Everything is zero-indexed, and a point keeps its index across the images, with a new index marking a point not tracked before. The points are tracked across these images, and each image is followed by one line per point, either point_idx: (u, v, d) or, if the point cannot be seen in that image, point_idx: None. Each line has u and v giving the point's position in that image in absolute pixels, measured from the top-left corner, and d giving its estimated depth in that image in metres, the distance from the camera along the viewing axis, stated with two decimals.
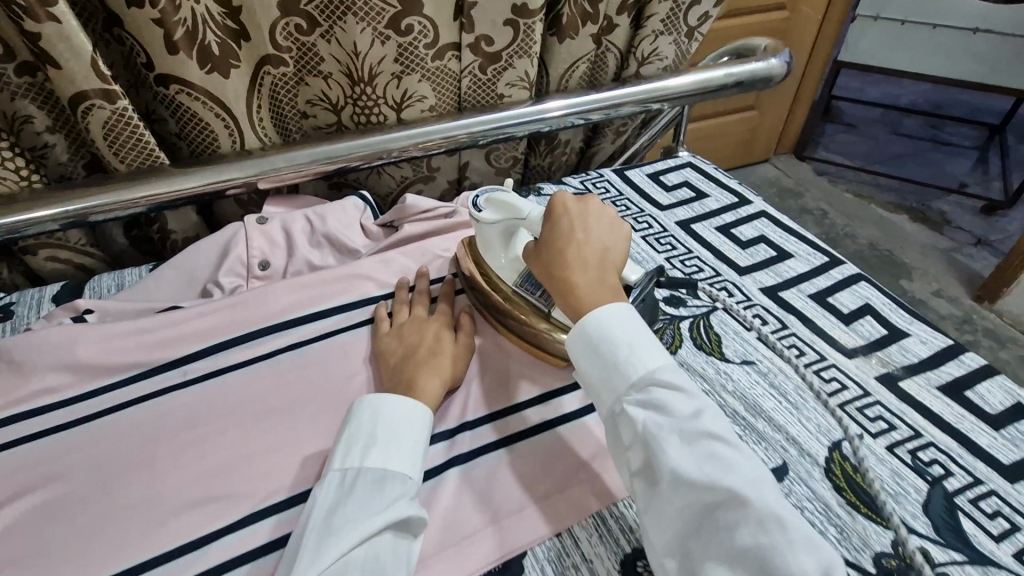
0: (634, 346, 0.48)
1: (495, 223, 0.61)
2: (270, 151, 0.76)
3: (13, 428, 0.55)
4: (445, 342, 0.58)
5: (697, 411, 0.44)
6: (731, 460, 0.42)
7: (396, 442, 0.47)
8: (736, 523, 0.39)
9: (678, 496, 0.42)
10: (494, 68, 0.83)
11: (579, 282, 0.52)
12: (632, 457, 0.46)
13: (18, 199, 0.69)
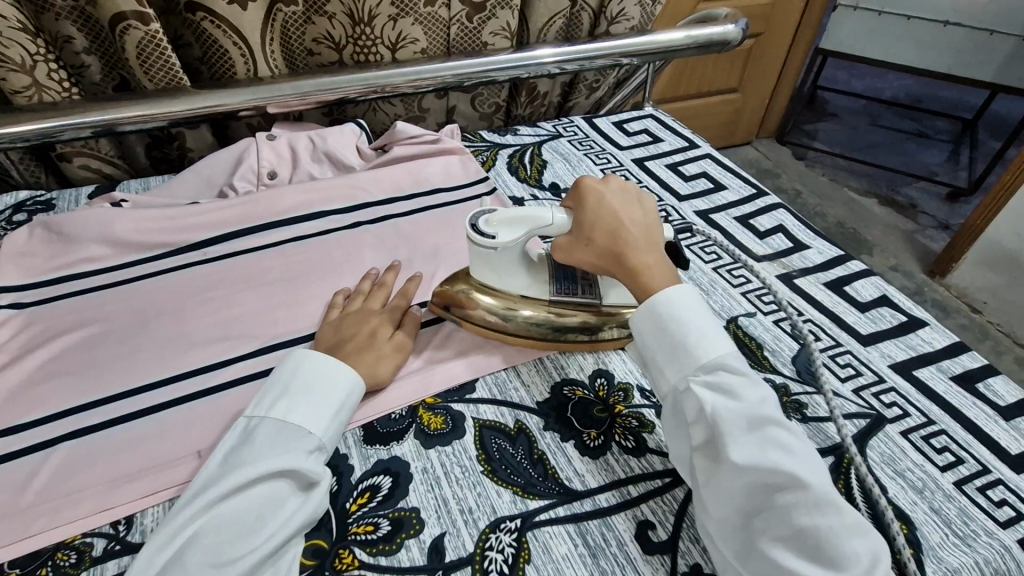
0: (702, 330, 0.48)
1: (513, 242, 0.55)
2: (278, 78, 0.86)
3: (64, 284, 0.66)
4: (381, 338, 0.56)
5: (763, 398, 0.44)
6: (792, 446, 0.43)
7: (306, 395, 0.48)
8: (793, 504, 0.40)
9: (742, 477, 0.42)
10: (479, 17, 0.95)
11: (645, 262, 0.52)
12: (694, 432, 0.46)
13: (59, 107, 0.78)
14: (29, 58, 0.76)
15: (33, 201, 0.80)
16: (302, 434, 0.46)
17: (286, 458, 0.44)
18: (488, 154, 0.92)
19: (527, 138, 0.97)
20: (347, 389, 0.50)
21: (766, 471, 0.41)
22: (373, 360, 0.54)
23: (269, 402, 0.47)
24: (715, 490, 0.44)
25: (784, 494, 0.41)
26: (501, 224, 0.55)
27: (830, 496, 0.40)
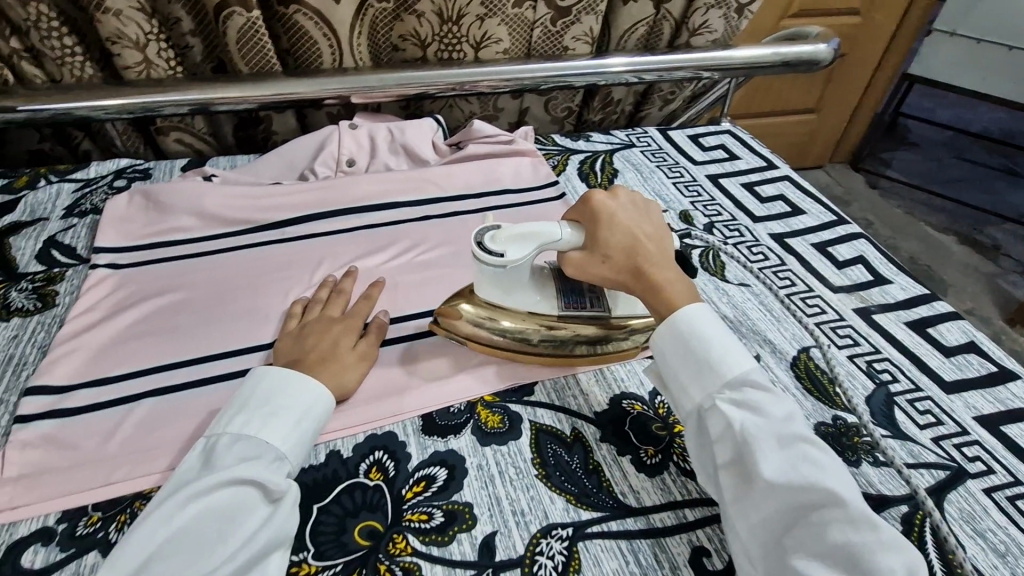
0: (725, 346, 0.48)
1: (524, 256, 0.53)
2: (365, 70, 0.89)
3: (157, 250, 0.70)
4: (341, 347, 0.55)
5: (789, 415, 0.45)
6: (821, 462, 0.43)
7: (264, 405, 0.47)
8: (829, 522, 0.40)
9: (774, 496, 0.42)
10: (563, 22, 0.94)
11: (665, 279, 0.52)
12: (720, 452, 0.45)
13: (163, 84, 0.83)
14: (142, 36, 0.81)
15: (133, 169, 0.85)
16: (263, 445, 0.45)
17: (244, 468, 0.43)
18: (559, 159, 0.92)
19: (599, 145, 0.97)
20: (311, 396, 0.49)
21: (800, 487, 0.41)
22: (339, 370, 0.53)
23: (227, 417, 0.47)
24: (743, 511, 0.43)
25: (818, 511, 0.40)
26: (509, 241, 0.53)
27: (864, 512, 0.40)
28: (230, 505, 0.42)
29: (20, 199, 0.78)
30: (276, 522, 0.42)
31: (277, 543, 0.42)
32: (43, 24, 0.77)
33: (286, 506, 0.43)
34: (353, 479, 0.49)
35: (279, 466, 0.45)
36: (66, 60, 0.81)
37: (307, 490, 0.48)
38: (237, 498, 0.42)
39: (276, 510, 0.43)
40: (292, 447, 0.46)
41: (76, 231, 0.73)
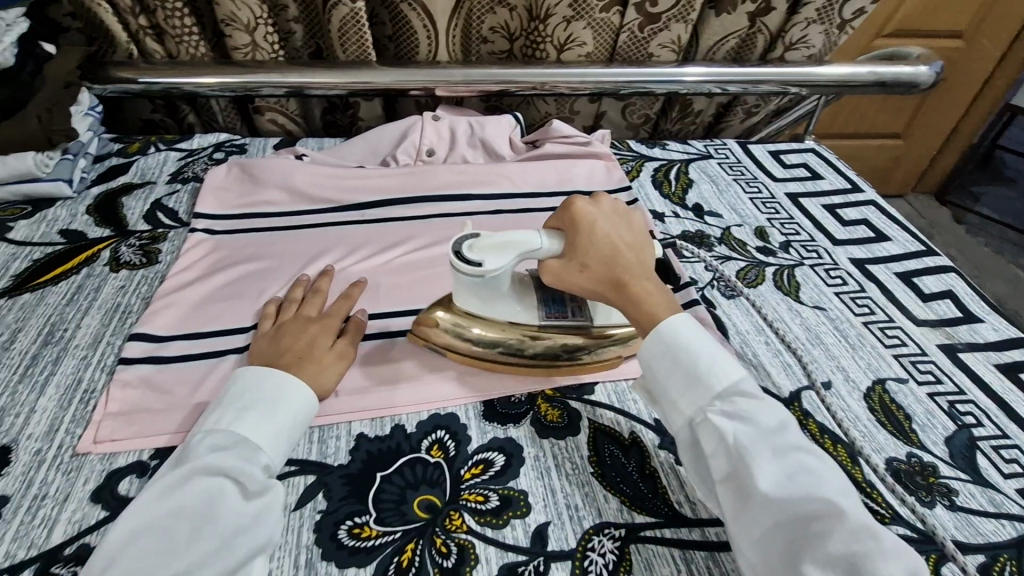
0: (714, 356, 0.48)
1: (503, 266, 0.52)
2: (452, 64, 0.92)
3: (249, 219, 0.75)
4: (319, 347, 0.54)
5: (779, 424, 0.44)
6: (818, 471, 0.42)
7: (247, 405, 0.46)
8: (831, 533, 0.39)
9: (773, 509, 0.41)
10: (652, 27, 0.93)
11: (646, 291, 0.51)
12: (715, 466, 0.45)
13: (267, 65, 0.89)
14: (253, 20, 0.87)
15: (231, 143, 0.91)
16: (245, 444, 0.45)
17: (216, 460, 0.42)
18: (633, 165, 0.92)
19: (675, 154, 0.96)
20: (292, 391, 0.49)
21: (798, 497, 0.41)
22: (317, 371, 0.52)
23: (214, 416, 0.46)
24: (744, 526, 0.42)
25: (818, 522, 0.40)
26: (489, 251, 0.51)
27: (865, 520, 0.39)
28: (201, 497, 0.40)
29: (132, 163, 0.85)
30: (246, 519, 0.41)
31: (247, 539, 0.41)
32: (169, 5, 0.84)
33: (258, 500, 0.42)
34: (414, 454, 0.51)
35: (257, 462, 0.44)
36: (184, 38, 0.88)
37: (372, 459, 0.50)
38: (208, 490, 0.41)
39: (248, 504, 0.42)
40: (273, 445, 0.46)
41: (179, 196, 0.79)
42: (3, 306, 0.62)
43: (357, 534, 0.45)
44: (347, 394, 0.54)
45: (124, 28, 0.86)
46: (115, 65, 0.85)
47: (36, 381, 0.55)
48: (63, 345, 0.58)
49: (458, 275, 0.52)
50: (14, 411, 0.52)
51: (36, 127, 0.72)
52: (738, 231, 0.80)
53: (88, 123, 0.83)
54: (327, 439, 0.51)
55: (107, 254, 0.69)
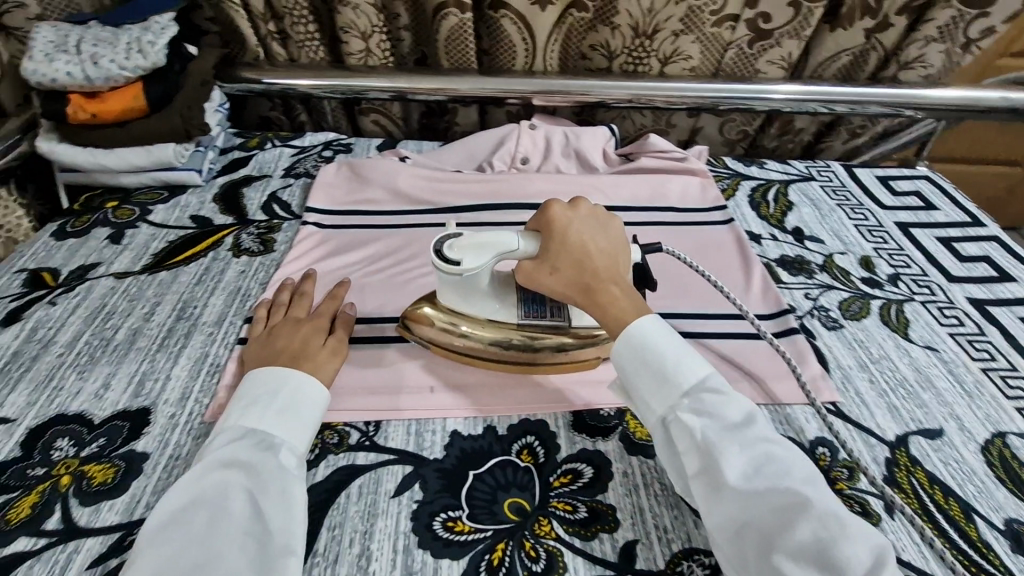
0: (682, 355, 0.49)
1: (481, 266, 0.54)
2: (552, 75, 0.93)
3: (355, 216, 0.80)
4: (313, 346, 0.56)
5: (744, 417, 0.46)
6: (782, 461, 0.43)
7: (260, 402, 0.49)
8: (800, 522, 0.40)
9: (742, 500, 0.42)
10: (761, 44, 0.91)
11: (612, 295, 0.52)
12: (688, 462, 0.45)
13: (378, 71, 0.94)
14: (370, 28, 0.92)
15: (339, 142, 0.97)
16: (260, 437, 0.47)
17: (238, 457, 0.45)
18: (730, 183, 0.90)
19: (774, 173, 0.94)
20: (294, 384, 0.51)
21: (764, 489, 0.42)
22: (314, 367, 0.54)
23: (235, 413, 0.48)
24: (717, 520, 0.43)
25: (786, 511, 0.41)
26: (468, 249, 0.54)
27: (831, 508, 0.40)
28: (215, 490, 0.43)
29: (252, 156, 0.92)
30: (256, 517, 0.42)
31: (255, 538, 0.42)
32: (297, 12, 0.90)
33: (268, 495, 0.44)
34: (505, 456, 0.52)
35: (270, 456, 0.46)
36: (306, 43, 0.94)
37: (465, 456, 0.52)
38: (221, 483, 0.43)
39: (255, 500, 0.43)
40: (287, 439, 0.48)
41: (292, 190, 0.86)
42: (144, 282, 0.69)
43: (450, 528, 0.47)
44: (442, 391, 0.57)
45: (255, 32, 0.94)
46: (244, 66, 0.93)
47: (171, 352, 0.61)
48: (194, 320, 0.65)
49: (439, 272, 0.55)
50: (153, 376, 0.58)
51: (178, 123, 0.81)
52: (841, 259, 0.77)
53: (218, 119, 0.90)
54: (423, 433, 0.54)
55: (230, 241, 0.76)
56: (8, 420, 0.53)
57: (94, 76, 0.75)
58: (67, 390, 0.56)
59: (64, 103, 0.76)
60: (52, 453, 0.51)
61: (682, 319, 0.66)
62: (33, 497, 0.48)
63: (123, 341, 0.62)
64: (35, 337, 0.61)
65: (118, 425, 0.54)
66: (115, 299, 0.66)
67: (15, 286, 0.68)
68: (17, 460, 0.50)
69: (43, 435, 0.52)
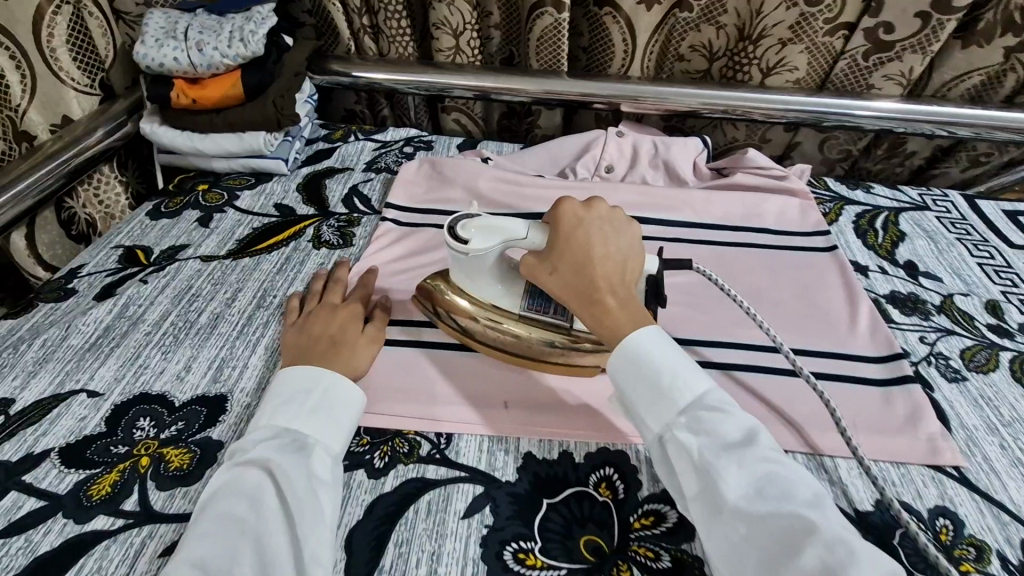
0: (680, 370, 0.47)
1: (489, 249, 0.55)
2: (645, 81, 0.89)
3: (432, 214, 0.78)
4: (348, 333, 0.56)
5: (743, 434, 0.43)
6: (786, 481, 0.41)
7: (293, 400, 0.48)
8: (805, 548, 0.37)
9: (744, 522, 0.39)
10: (879, 57, 0.83)
11: (609, 304, 0.50)
12: (686, 484, 0.43)
13: (464, 69, 0.92)
14: (462, 25, 0.91)
15: (419, 139, 0.96)
16: (292, 436, 0.46)
17: (271, 456, 0.44)
18: (832, 207, 0.83)
19: (882, 200, 0.85)
20: (325, 384, 0.50)
21: (765, 511, 0.39)
22: (349, 355, 0.54)
23: (271, 410, 0.48)
24: (719, 545, 0.40)
25: (790, 534, 0.38)
26: (477, 231, 0.55)
27: (839, 532, 0.37)
28: (252, 489, 0.42)
29: (336, 148, 0.93)
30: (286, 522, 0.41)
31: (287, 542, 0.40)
32: (390, 7, 0.90)
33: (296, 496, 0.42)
34: (582, 487, 0.49)
35: (303, 458, 0.45)
36: (397, 39, 0.94)
37: (539, 483, 0.49)
38: (256, 485, 0.42)
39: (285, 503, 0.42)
40: (320, 439, 0.47)
41: (372, 185, 0.85)
42: (228, 267, 0.70)
43: (521, 560, 0.44)
44: (517, 406, 0.54)
45: (348, 25, 0.94)
46: (334, 59, 0.94)
47: (249, 340, 0.61)
48: (272, 309, 0.64)
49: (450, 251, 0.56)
50: (232, 363, 0.58)
51: (270, 112, 0.81)
52: (962, 301, 0.68)
53: (306, 110, 0.91)
54: (496, 452, 0.52)
55: (311, 232, 0.76)
56: (97, 394, 0.55)
57: (199, 62, 0.77)
58: (152, 369, 0.57)
59: (169, 87, 0.79)
60: (134, 432, 0.52)
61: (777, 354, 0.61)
62: (114, 475, 0.49)
63: (204, 325, 0.62)
64: (126, 313, 0.63)
65: (196, 410, 0.54)
66: (200, 282, 0.67)
67: (111, 262, 0.70)
68: (101, 436, 0.51)
69: (127, 413, 0.53)
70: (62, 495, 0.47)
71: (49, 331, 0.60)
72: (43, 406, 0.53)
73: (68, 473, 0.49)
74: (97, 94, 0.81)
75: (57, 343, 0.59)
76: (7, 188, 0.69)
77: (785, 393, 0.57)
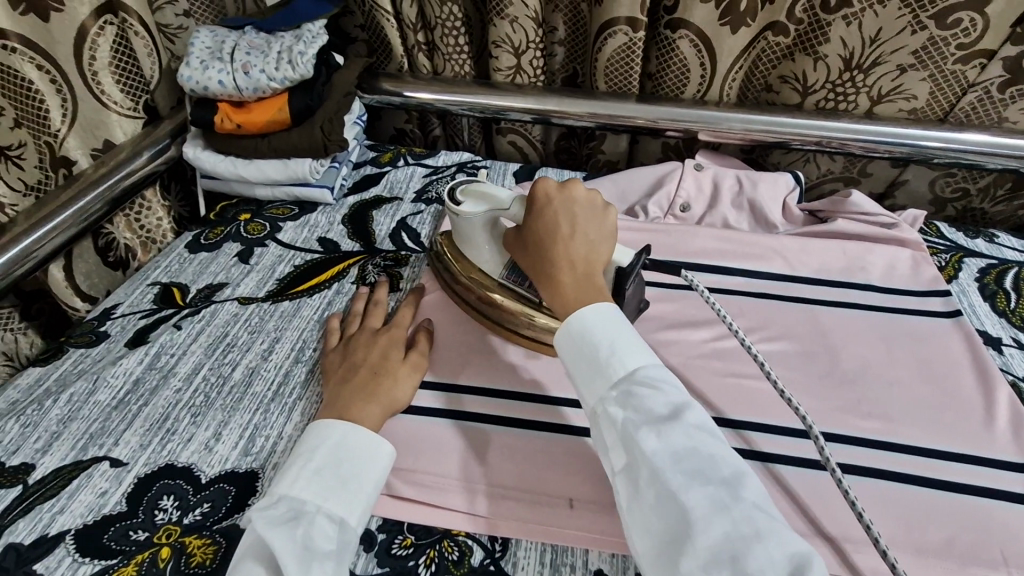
0: (620, 341, 0.42)
1: (473, 214, 0.56)
2: (728, 108, 0.78)
3: None
4: (391, 360, 0.54)
5: (673, 406, 0.38)
6: (710, 456, 0.36)
7: (308, 463, 0.44)
8: (712, 528, 0.33)
9: (654, 497, 0.35)
10: (1016, 89, 0.71)
11: (563, 282, 0.46)
12: (611, 459, 0.39)
13: (524, 90, 0.85)
14: (525, 44, 0.83)
15: (472, 164, 0.89)
16: (297, 507, 0.41)
17: (274, 531, 0.39)
18: (949, 260, 0.72)
19: (1009, 252, 0.74)
20: (339, 441, 0.45)
21: (680, 486, 0.35)
22: (390, 384, 0.52)
23: (284, 476, 0.43)
24: (632, 515, 0.36)
25: (704, 512, 0.34)
26: (472, 195, 0.57)
27: (750, 510, 0.34)
28: None
29: (384, 174, 0.87)
30: None
31: None
32: (448, 23, 0.83)
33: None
34: None
35: (294, 527, 0.40)
36: (454, 57, 0.87)
37: None
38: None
39: None
40: (321, 506, 0.42)
41: (422, 218, 0.79)
42: (267, 311, 0.64)
43: None
44: (585, 507, 0.46)
45: (402, 43, 0.88)
46: (386, 77, 0.88)
47: (285, 403, 0.55)
48: (311, 365, 0.58)
49: (449, 215, 0.59)
50: (265, 431, 0.52)
51: (318, 137, 0.75)
52: None
53: (354, 132, 0.85)
54: (560, 566, 0.45)
55: (355, 271, 0.70)
56: (120, 464, 0.50)
57: (244, 85, 0.72)
58: (179, 435, 0.52)
59: (213, 111, 0.74)
60: (156, 514, 0.46)
61: (904, 456, 0.51)
62: (131, 569, 0.43)
63: (238, 383, 0.57)
64: (157, 364, 0.58)
65: (224, 489, 0.48)
66: (236, 329, 0.62)
67: (147, 302, 0.66)
68: (121, 517, 0.46)
69: (150, 490, 0.48)
70: None
71: (76, 384, 0.56)
72: (64, 475, 0.49)
73: (82, 563, 0.43)
74: (141, 117, 0.78)
75: (84, 399, 0.55)
76: (42, 223, 0.66)
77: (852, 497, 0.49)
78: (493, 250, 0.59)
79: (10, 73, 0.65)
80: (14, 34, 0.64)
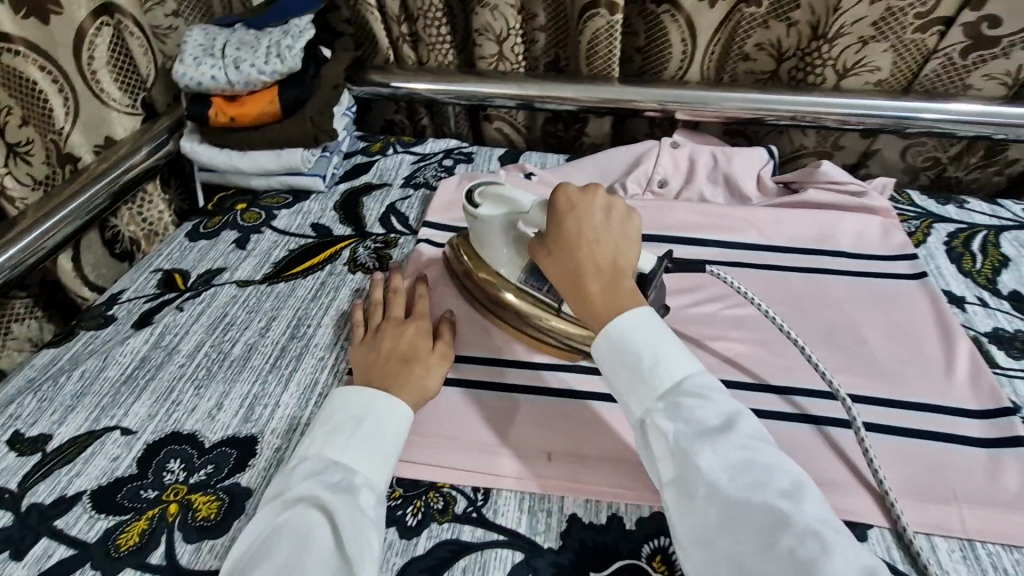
0: (660, 352, 0.44)
1: (493, 217, 0.55)
2: (703, 86, 0.81)
3: None
4: (420, 348, 0.54)
5: (725, 419, 0.41)
6: (767, 467, 0.39)
7: (354, 426, 0.47)
8: (780, 539, 0.36)
9: (713, 507, 0.38)
10: (979, 55, 0.74)
11: (593, 291, 0.48)
12: (662, 469, 0.42)
13: (507, 77, 0.87)
14: (505, 31, 0.85)
15: (460, 151, 0.92)
16: (342, 469, 0.45)
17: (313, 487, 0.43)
18: (918, 225, 0.74)
19: (978, 216, 0.76)
20: (376, 411, 0.48)
21: (742, 498, 0.38)
22: (421, 374, 0.53)
23: (325, 439, 0.46)
24: (689, 529, 0.39)
25: (769, 525, 0.37)
26: (490, 200, 0.56)
27: (812, 523, 0.36)
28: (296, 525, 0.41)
29: (374, 162, 0.90)
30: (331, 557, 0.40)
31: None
32: (430, 14, 0.86)
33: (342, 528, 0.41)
34: (634, 560, 0.45)
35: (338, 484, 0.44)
36: (437, 47, 0.90)
37: (585, 552, 0.45)
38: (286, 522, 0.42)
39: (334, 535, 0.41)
40: (366, 477, 0.45)
41: (411, 202, 0.82)
42: (263, 292, 0.68)
43: None
44: (562, 458, 0.50)
45: (387, 34, 0.91)
46: (373, 69, 0.90)
47: (282, 375, 0.58)
48: (308, 340, 0.62)
49: (466, 218, 0.58)
50: (263, 401, 0.56)
51: (308, 128, 0.79)
52: None
53: (344, 123, 0.88)
54: (537, 512, 0.48)
55: (347, 254, 0.73)
56: (130, 432, 0.54)
57: (235, 79, 0.75)
58: (184, 405, 0.56)
59: (208, 105, 0.78)
60: (164, 475, 0.50)
61: (868, 406, 0.54)
62: (143, 523, 0.47)
63: (237, 358, 0.60)
64: (162, 343, 0.62)
65: (226, 453, 0.52)
66: (235, 309, 0.66)
67: (150, 287, 0.70)
68: (132, 478, 0.50)
69: (158, 454, 0.52)
70: (92, 543, 0.46)
71: (88, 362, 0.60)
72: (79, 443, 0.53)
73: (98, 519, 0.47)
74: (140, 114, 0.82)
75: (94, 375, 0.59)
76: (51, 214, 0.70)
77: (808, 448, 0.52)
78: (512, 254, 0.57)
79: (16, 74, 0.69)
80: (19, 38, 0.67)
